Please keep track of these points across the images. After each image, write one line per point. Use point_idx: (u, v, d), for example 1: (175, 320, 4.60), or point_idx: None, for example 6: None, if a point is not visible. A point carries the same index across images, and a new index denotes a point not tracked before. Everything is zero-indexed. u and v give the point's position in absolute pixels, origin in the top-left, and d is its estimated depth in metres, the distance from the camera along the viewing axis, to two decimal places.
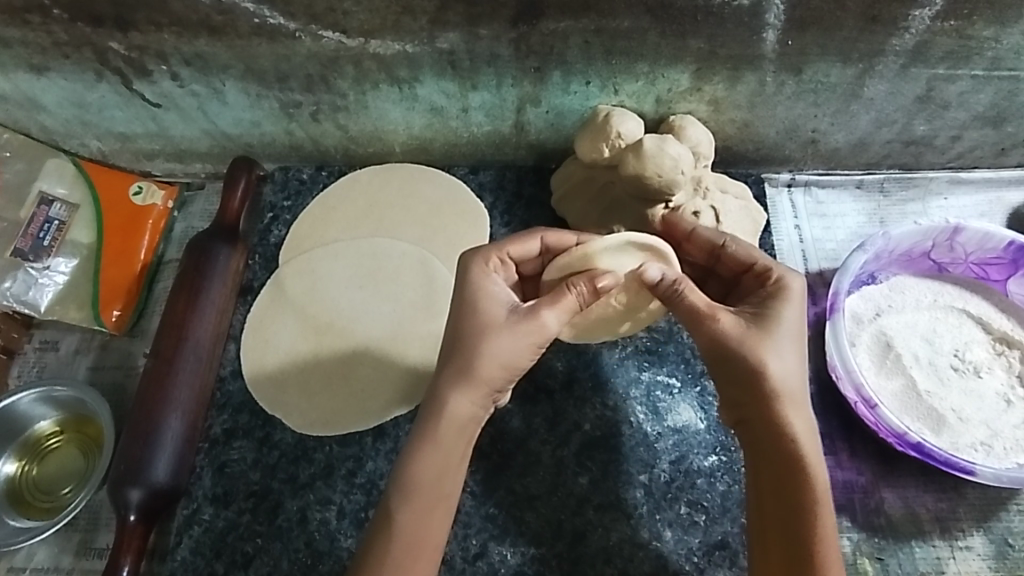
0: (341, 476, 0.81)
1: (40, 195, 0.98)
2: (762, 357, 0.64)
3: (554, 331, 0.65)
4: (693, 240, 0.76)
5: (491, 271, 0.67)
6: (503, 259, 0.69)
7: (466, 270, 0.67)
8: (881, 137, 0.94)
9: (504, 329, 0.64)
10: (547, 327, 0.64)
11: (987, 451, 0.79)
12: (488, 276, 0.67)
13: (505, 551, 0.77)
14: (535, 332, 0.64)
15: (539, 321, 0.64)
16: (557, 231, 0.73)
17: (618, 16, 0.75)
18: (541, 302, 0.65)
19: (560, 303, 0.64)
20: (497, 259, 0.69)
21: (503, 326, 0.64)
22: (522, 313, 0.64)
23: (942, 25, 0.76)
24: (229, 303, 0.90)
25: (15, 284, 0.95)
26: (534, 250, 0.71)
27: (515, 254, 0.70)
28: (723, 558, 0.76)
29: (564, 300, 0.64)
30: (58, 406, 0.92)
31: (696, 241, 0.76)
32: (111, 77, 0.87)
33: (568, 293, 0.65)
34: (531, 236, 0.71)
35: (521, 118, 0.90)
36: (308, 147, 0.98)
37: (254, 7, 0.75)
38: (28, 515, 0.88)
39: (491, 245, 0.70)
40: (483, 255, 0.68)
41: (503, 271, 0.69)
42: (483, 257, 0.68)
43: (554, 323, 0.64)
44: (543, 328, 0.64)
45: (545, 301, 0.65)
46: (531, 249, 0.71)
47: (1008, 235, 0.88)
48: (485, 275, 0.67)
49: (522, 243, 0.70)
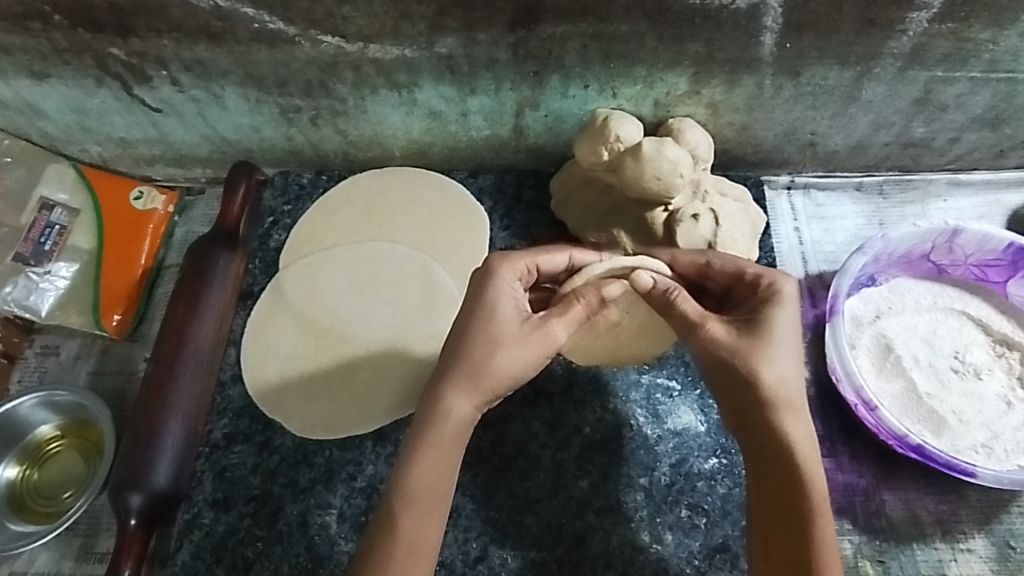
0: (342, 480, 0.81)
1: (41, 200, 0.99)
2: (758, 365, 0.64)
3: (561, 342, 0.66)
4: (676, 264, 0.77)
5: (514, 276, 0.68)
6: (530, 268, 0.70)
7: (491, 272, 0.67)
8: (880, 140, 0.94)
9: (519, 338, 0.64)
10: (556, 340, 0.66)
11: (988, 453, 0.79)
12: (506, 279, 0.67)
13: (506, 555, 0.77)
14: (544, 342, 0.65)
15: (547, 331, 0.65)
16: (581, 250, 0.76)
17: (615, 20, 0.75)
18: (550, 313, 0.66)
19: (569, 315, 0.67)
20: (523, 266, 0.69)
21: (520, 336, 0.64)
22: (533, 323, 0.65)
23: (939, 27, 0.76)
24: (229, 307, 0.90)
25: (15, 289, 0.96)
26: (557, 263, 0.73)
27: (541, 265, 0.71)
28: (723, 561, 0.76)
29: (572, 311, 0.67)
30: (59, 411, 0.92)
31: (679, 265, 0.77)
32: (111, 84, 0.88)
33: (575, 303, 0.67)
34: (559, 251, 0.73)
35: (519, 122, 0.90)
36: (308, 152, 0.98)
37: (253, 13, 0.75)
38: (29, 520, 0.88)
39: (520, 253, 0.70)
40: (508, 260, 0.68)
41: (525, 279, 0.70)
42: (509, 263, 0.68)
43: (561, 335, 0.66)
44: (552, 338, 0.65)
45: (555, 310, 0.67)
46: (551, 263, 0.73)
47: (1007, 237, 0.87)
48: (503, 277, 0.67)
49: (546, 255, 0.72)
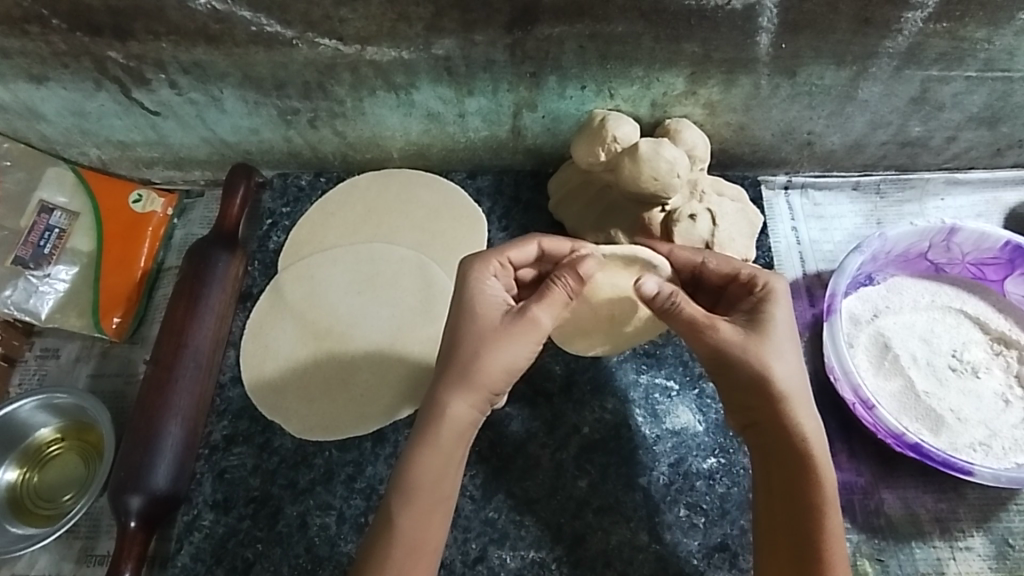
0: (341, 481, 0.82)
1: (41, 203, 0.99)
2: (765, 363, 0.64)
3: (548, 326, 0.66)
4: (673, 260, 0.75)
5: (492, 273, 0.68)
6: (504, 263, 0.70)
7: (465, 275, 0.68)
8: (877, 139, 0.94)
9: (503, 333, 0.64)
10: (541, 325, 0.65)
11: (986, 451, 0.79)
12: (485, 276, 0.68)
13: (505, 555, 0.77)
14: (532, 331, 0.65)
15: (531, 319, 0.65)
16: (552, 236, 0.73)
17: (612, 21, 0.75)
18: (530, 301, 0.66)
19: (548, 298, 0.66)
20: (497, 263, 0.69)
21: (504, 332, 0.64)
22: (514, 314, 0.65)
23: (934, 26, 0.76)
24: (228, 309, 0.90)
25: (15, 292, 0.96)
26: (531, 255, 0.71)
27: (515, 260, 0.70)
28: (722, 560, 0.76)
29: (551, 294, 0.65)
30: (59, 413, 0.92)
31: (677, 260, 0.74)
32: (110, 87, 0.88)
33: (554, 286, 0.66)
34: (528, 240, 0.71)
35: (517, 123, 0.90)
36: (306, 154, 0.98)
37: (251, 16, 0.75)
38: (30, 522, 0.88)
39: (491, 250, 0.70)
40: (483, 258, 0.69)
41: (503, 274, 0.70)
42: (483, 261, 0.69)
43: (547, 318, 0.65)
44: (537, 324, 0.65)
45: (534, 298, 0.66)
46: (530, 254, 0.71)
47: (1005, 235, 0.87)
48: (479, 275, 0.67)
49: (521, 246, 0.70)
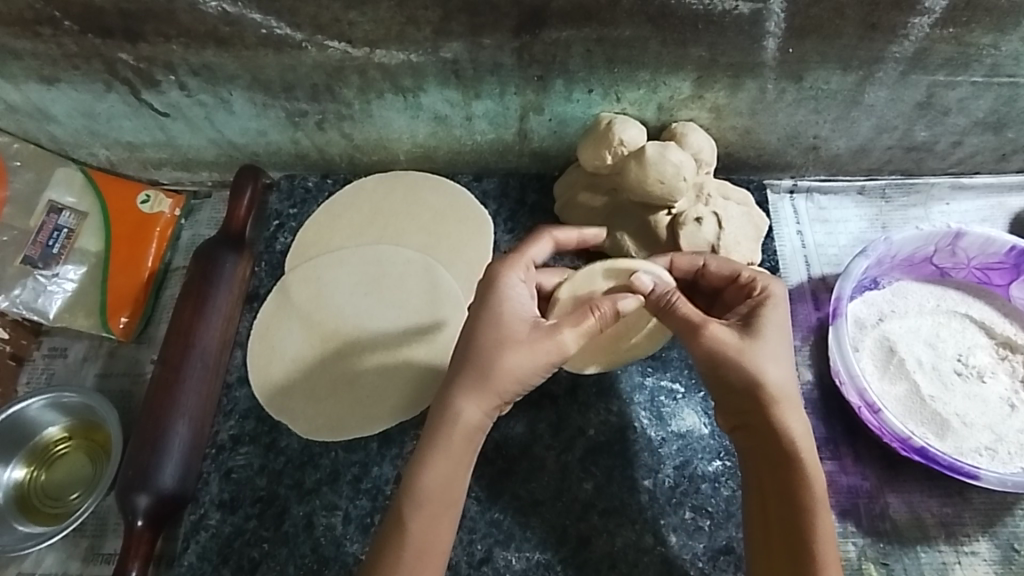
0: (347, 481, 0.82)
1: (49, 203, 1.00)
2: (757, 365, 0.64)
3: (571, 351, 0.66)
4: (674, 268, 0.75)
5: (518, 278, 0.68)
6: (527, 267, 0.70)
7: (491, 278, 0.68)
8: (882, 143, 0.94)
9: (528, 344, 0.64)
10: (566, 346, 0.65)
11: (991, 456, 0.80)
12: (512, 282, 0.68)
13: (510, 556, 0.77)
14: (555, 350, 0.65)
15: (558, 339, 0.65)
16: (562, 230, 0.76)
17: (619, 25, 0.75)
18: (561, 321, 0.66)
19: (581, 324, 0.65)
20: (523, 266, 0.69)
21: (527, 341, 0.64)
22: (543, 330, 0.65)
23: (940, 32, 0.77)
24: (235, 310, 0.90)
25: (24, 292, 0.97)
26: (546, 253, 0.73)
27: (536, 261, 0.71)
28: (727, 563, 0.76)
29: (585, 323, 0.65)
30: (67, 412, 0.92)
31: (677, 268, 0.75)
32: (120, 88, 0.88)
33: (590, 315, 0.66)
34: (542, 236, 0.73)
35: (524, 126, 0.91)
36: (313, 156, 0.99)
37: (261, 19, 0.76)
38: (35, 521, 0.88)
39: (513, 253, 0.71)
40: (508, 263, 0.69)
41: (528, 280, 0.70)
42: (510, 266, 0.69)
43: (571, 343, 0.65)
44: (563, 347, 0.65)
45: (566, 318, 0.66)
46: (546, 254, 0.72)
47: (1010, 240, 0.88)
48: (507, 279, 0.68)
49: (539, 246, 0.72)
